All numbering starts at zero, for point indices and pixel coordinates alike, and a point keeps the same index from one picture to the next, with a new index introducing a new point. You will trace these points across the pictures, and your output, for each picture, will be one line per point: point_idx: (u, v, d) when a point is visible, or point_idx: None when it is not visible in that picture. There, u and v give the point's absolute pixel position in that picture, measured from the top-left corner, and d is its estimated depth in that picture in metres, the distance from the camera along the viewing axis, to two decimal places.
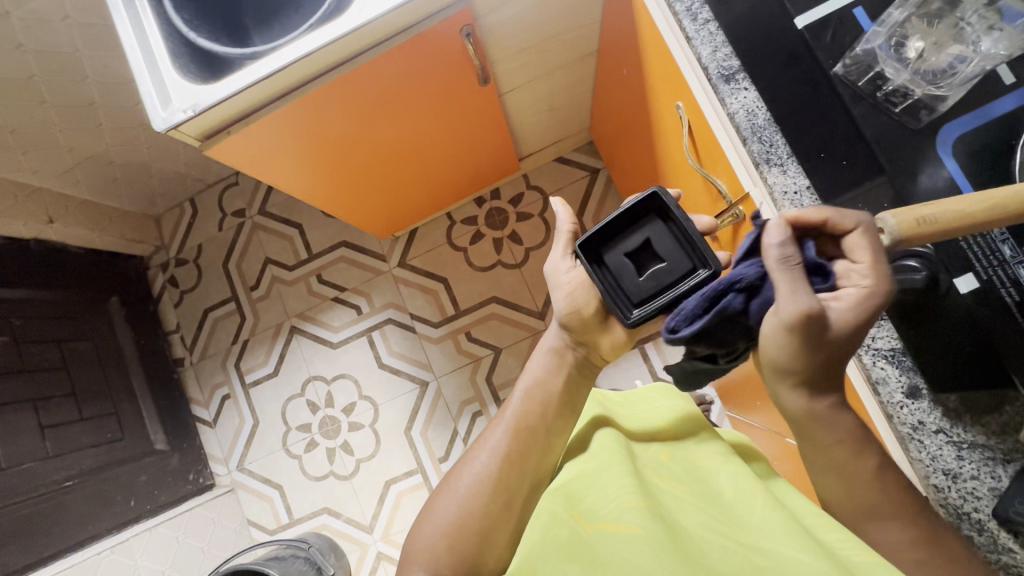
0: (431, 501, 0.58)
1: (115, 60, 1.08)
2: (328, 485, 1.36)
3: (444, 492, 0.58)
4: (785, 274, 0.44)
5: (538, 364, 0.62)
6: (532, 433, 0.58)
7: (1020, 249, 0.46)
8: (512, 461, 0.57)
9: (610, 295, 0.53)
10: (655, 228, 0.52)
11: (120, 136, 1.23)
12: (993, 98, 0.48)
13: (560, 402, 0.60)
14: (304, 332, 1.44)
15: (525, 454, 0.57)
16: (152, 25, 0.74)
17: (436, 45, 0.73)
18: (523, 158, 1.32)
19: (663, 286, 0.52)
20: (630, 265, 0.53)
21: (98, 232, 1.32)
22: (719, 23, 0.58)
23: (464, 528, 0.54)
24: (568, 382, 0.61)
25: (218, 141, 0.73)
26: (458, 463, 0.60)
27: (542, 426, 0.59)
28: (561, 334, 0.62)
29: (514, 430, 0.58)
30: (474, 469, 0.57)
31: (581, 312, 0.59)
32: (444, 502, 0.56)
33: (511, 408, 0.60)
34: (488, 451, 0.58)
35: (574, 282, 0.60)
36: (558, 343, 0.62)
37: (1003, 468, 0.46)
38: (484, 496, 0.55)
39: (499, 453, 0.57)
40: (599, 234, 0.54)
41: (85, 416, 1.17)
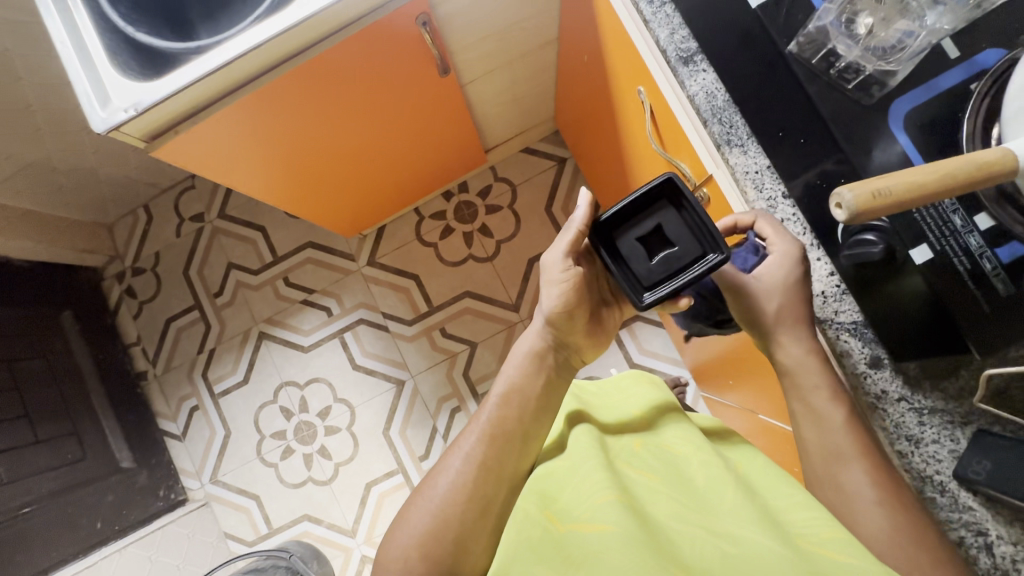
0: (406, 506, 0.57)
1: (49, 60, 1.02)
2: (307, 491, 1.33)
3: (418, 498, 0.56)
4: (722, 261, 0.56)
5: (516, 369, 0.61)
6: (507, 438, 0.57)
7: (970, 219, 0.47)
8: (488, 467, 0.56)
9: (623, 280, 0.54)
10: (666, 214, 0.54)
11: (62, 140, 1.16)
12: (938, 73, 0.49)
13: (535, 406, 0.59)
14: (273, 337, 1.40)
15: (502, 459, 0.56)
16: (85, 19, 0.69)
17: (391, 36, 0.72)
18: (490, 150, 1.30)
19: (673, 270, 0.53)
20: (641, 249, 0.55)
21: (45, 244, 1.25)
22: (674, 5, 0.58)
23: (438, 536, 0.52)
24: (547, 387, 0.61)
25: (165, 140, 0.70)
26: (434, 468, 0.58)
27: (519, 431, 0.58)
28: (543, 336, 0.62)
29: (489, 435, 0.57)
30: (449, 476, 0.55)
31: (570, 313, 0.60)
32: (418, 511, 0.55)
33: (485, 412, 0.59)
34: (462, 458, 0.56)
35: (569, 282, 0.59)
36: (541, 345, 0.62)
37: (961, 431, 0.47)
38: (460, 503, 0.54)
39: (474, 460, 0.56)
40: (610, 223, 0.56)
41: (42, 438, 1.11)
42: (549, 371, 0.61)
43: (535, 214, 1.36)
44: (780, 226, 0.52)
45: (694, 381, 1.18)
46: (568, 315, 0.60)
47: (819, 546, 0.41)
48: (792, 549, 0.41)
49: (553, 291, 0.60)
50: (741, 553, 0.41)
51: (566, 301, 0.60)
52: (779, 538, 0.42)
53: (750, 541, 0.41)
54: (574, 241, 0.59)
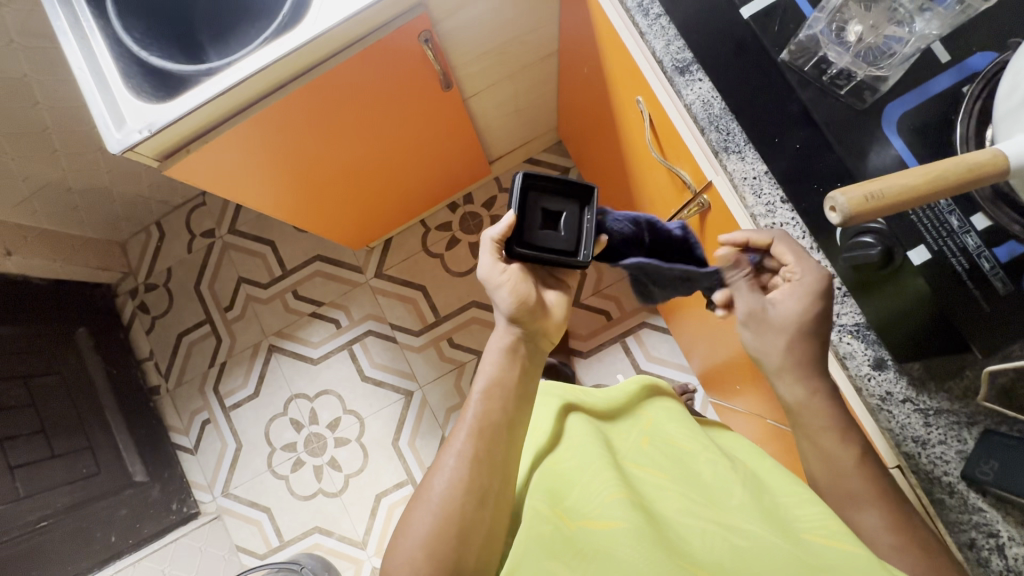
0: (406, 514, 0.57)
1: (66, 84, 1.05)
2: (317, 504, 1.34)
3: (418, 503, 0.56)
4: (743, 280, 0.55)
5: (492, 365, 0.61)
6: (495, 430, 0.58)
7: (966, 220, 0.47)
8: (482, 460, 0.56)
9: (557, 260, 0.57)
10: (541, 197, 0.58)
11: (77, 161, 1.20)
12: (930, 77, 0.50)
13: (514, 396, 0.60)
14: (282, 349, 1.42)
15: (492, 451, 0.57)
16: (100, 44, 0.72)
17: (393, 53, 0.73)
18: (494, 161, 1.32)
19: (583, 229, 0.57)
20: (551, 232, 0.58)
21: (61, 262, 1.29)
22: (670, 17, 0.59)
23: (441, 534, 0.53)
24: (524, 377, 0.61)
25: (177, 160, 0.72)
26: (428, 472, 0.58)
27: (505, 421, 0.58)
28: (511, 330, 0.62)
29: (477, 430, 0.57)
30: (444, 476, 0.56)
31: (526, 302, 0.60)
32: (418, 514, 0.55)
33: (471, 408, 0.59)
34: (455, 456, 0.56)
35: (514, 279, 0.60)
36: (511, 339, 0.62)
37: (968, 431, 0.47)
38: (458, 498, 0.54)
39: (466, 455, 0.56)
40: (513, 229, 0.58)
41: (58, 452, 1.13)
42: (523, 361, 0.62)
43: None
44: (803, 251, 0.50)
45: (702, 388, 1.18)
46: (527, 306, 0.60)
47: (822, 538, 0.42)
48: (795, 544, 0.42)
49: (507, 293, 0.60)
50: (750, 546, 0.41)
51: (520, 296, 0.60)
52: (781, 535, 0.43)
53: (756, 535, 0.42)
54: (492, 250, 0.60)
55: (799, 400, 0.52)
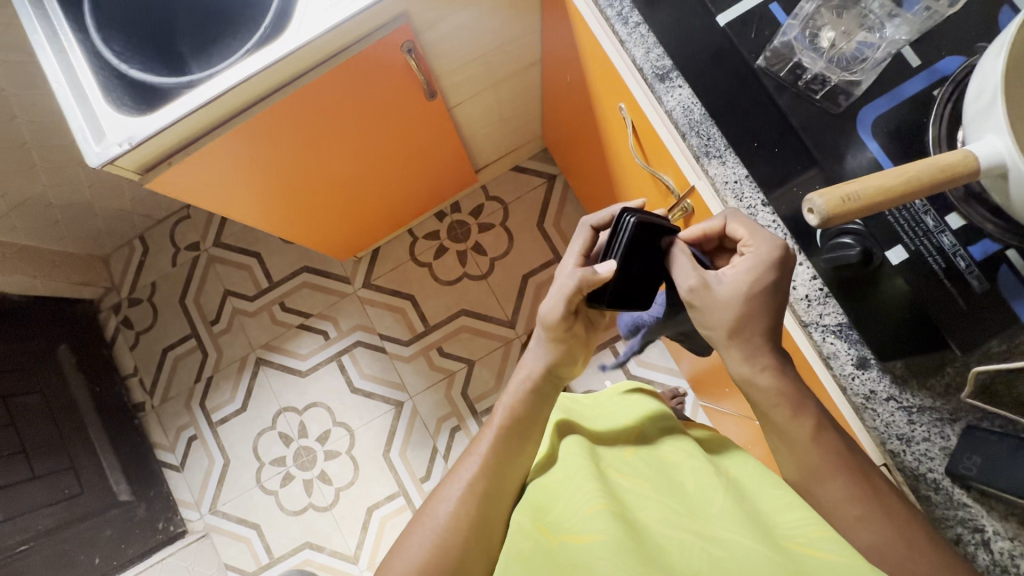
0: (405, 534, 0.56)
1: (45, 98, 1.04)
2: (307, 518, 1.32)
3: (418, 526, 0.56)
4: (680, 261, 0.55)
5: (513, 396, 0.61)
6: (506, 466, 0.58)
7: (942, 219, 0.48)
8: (488, 498, 0.56)
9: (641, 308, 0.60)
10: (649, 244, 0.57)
11: (57, 176, 1.18)
12: (902, 81, 0.51)
13: (530, 429, 0.60)
14: (270, 362, 1.40)
15: (498, 488, 0.56)
16: (79, 58, 0.72)
17: (374, 64, 0.74)
18: (480, 170, 1.32)
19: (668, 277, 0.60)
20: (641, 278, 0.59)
21: (41, 278, 1.26)
22: (649, 25, 0.60)
23: (439, 562, 0.52)
24: (540, 408, 0.61)
25: (159, 173, 0.71)
26: (431, 497, 0.58)
27: (515, 456, 0.58)
28: (540, 362, 0.61)
29: (488, 465, 0.57)
30: (448, 503, 0.55)
31: (566, 354, 0.60)
32: (418, 537, 0.54)
33: (486, 441, 0.59)
34: (463, 489, 0.56)
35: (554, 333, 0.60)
36: (538, 378, 0.61)
37: (950, 427, 0.48)
38: (461, 534, 0.53)
39: (473, 491, 0.56)
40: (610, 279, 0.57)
41: (38, 474, 1.10)
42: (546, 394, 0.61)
43: (528, 230, 1.38)
44: (756, 228, 0.51)
45: (692, 392, 1.19)
46: (566, 359, 0.61)
47: (805, 548, 0.42)
48: (779, 552, 0.41)
49: (549, 344, 0.60)
50: (730, 557, 0.41)
51: (561, 351, 0.60)
52: (766, 540, 0.42)
53: (737, 545, 0.42)
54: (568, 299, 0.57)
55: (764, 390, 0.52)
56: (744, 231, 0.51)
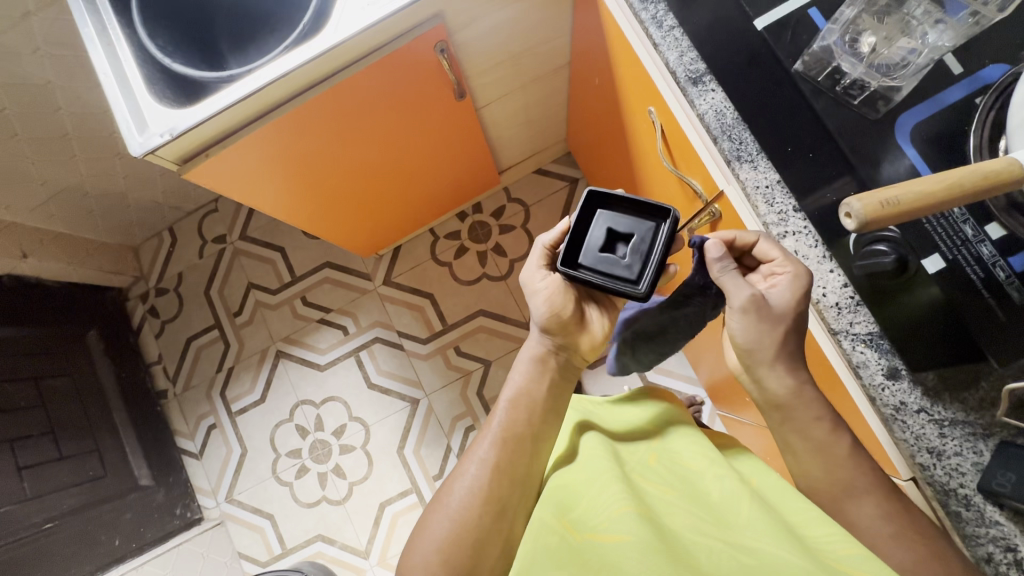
0: (423, 519, 0.57)
1: (89, 91, 1.07)
2: (320, 511, 1.33)
3: (437, 507, 0.56)
4: (727, 279, 0.53)
5: (521, 374, 0.62)
6: (520, 441, 0.58)
7: (981, 229, 0.48)
8: (503, 471, 0.56)
9: (610, 285, 0.54)
10: (608, 217, 0.55)
11: (95, 166, 1.22)
12: (943, 88, 0.50)
13: (542, 407, 0.60)
14: (290, 355, 1.42)
15: (514, 463, 0.57)
16: (125, 51, 0.74)
17: (409, 62, 0.75)
18: (504, 171, 1.33)
19: (645, 255, 0.54)
20: (606, 255, 0.55)
21: (75, 265, 1.31)
22: (683, 29, 0.60)
23: (458, 538, 0.53)
24: (552, 390, 0.61)
25: (196, 164, 0.73)
26: (450, 477, 0.58)
27: (530, 433, 0.58)
28: (543, 340, 0.62)
29: (501, 439, 0.57)
30: (466, 481, 0.56)
31: (559, 316, 0.61)
32: (437, 517, 0.55)
33: (496, 418, 0.59)
34: (477, 465, 0.56)
35: (551, 287, 0.62)
36: (545, 351, 0.62)
37: (984, 443, 0.47)
38: (476, 508, 0.54)
39: (488, 463, 0.56)
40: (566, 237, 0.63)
41: (64, 454, 1.14)
42: (551, 373, 0.62)
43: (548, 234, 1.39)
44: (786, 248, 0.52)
45: (709, 401, 1.17)
46: (559, 320, 0.61)
47: (837, 562, 0.41)
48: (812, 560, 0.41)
49: (545, 301, 0.61)
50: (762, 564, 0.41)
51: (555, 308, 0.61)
52: (784, 542, 0.42)
53: (770, 555, 0.41)
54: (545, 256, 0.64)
55: (793, 393, 0.51)
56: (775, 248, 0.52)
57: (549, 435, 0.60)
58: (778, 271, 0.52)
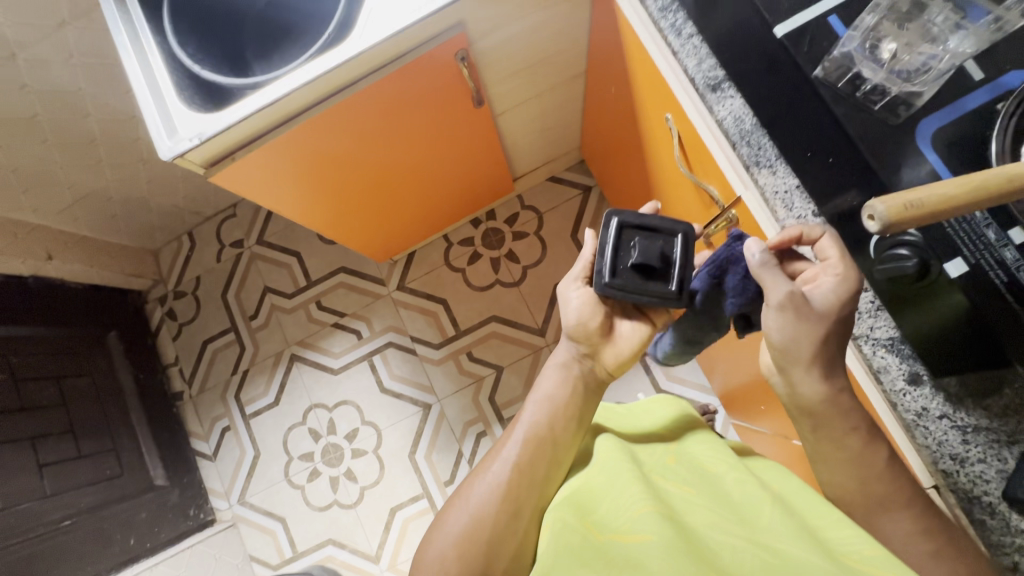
0: (441, 515, 0.58)
1: (117, 98, 1.10)
2: (332, 515, 1.34)
3: (457, 503, 0.57)
4: (767, 274, 0.51)
5: (550, 381, 0.64)
6: (542, 444, 0.58)
7: (1005, 234, 0.46)
8: (523, 471, 0.56)
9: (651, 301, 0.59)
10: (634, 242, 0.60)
11: (120, 171, 1.25)
12: (965, 94, 0.50)
13: (571, 415, 0.61)
14: (304, 359, 1.44)
15: (535, 465, 0.57)
16: (157, 60, 0.77)
17: (431, 69, 0.77)
18: (518, 179, 1.34)
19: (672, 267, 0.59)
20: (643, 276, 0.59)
21: (97, 268, 1.34)
22: (702, 38, 0.62)
23: (473, 533, 0.53)
24: (578, 399, 0.62)
25: (222, 167, 0.75)
26: (470, 476, 0.59)
27: (552, 438, 0.59)
28: (571, 348, 0.66)
29: (524, 441, 0.58)
30: (484, 479, 0.57)
31: (587, 326, 0.65)
32: (456, 512, 0.56)
33: (522, 421, 0.61)
34: (499, 464, 0.57)
35: (584, 298, 0.65)
36: (568, 358, 0.65)
37: (1008, 451, 0.46)
38: (494, 505, 0.54)
39: (510, 463, 0.57)
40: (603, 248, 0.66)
41: (83, 453, 1.15)
42: (577, 381, 0.64)
43: (562, 241, 1.39)
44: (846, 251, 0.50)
45: (723, 409, 1.17)
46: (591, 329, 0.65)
47: (862, 563, 0.41)
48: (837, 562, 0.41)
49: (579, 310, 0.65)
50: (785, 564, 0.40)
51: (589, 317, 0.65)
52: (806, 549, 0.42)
53: (793, 556, 0.41)
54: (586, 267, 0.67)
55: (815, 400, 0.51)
56: (835, 249, 0.50)
57: (569, 446, 0.60)
58: (828, 272, 0.50)
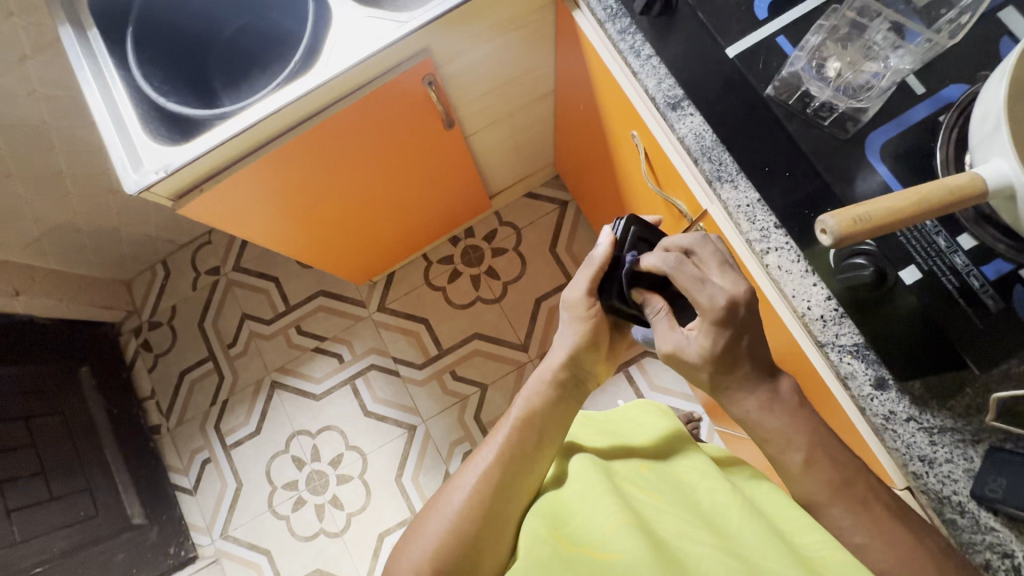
0: (414, 523, 0.57)
1: (82, 130, 1.09)
2: (318, 544, 1.31)
3: (431, 513, 0.56)
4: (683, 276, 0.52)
5: (532, 393, 0.62)
6: (523, 459, 0.58)
7: (953, 240, 0.49)
8: (503, 488, 0.56)
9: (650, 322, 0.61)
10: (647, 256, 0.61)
11: (88, 203, 1.23)
12: (908, 107, 0.53)
13: (551, 427, 0.61)
14: (285, 385, 1.41)
15: (515, 479, 0.57)
16: (121, 92, 0.76)
17: (400, 96, 0.77)
18: (494, 196, 1.35)
19: None
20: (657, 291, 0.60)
21: (67, 302, 1.30)
22: (660, 58, 0.62)
23: (449, 547, 0.53)
24: (560, 411, 0.62)
25: (191, 199, 0.75)
26: (446, 486, 0.59)
27: (533, 453, 0.59)
28: (564, 363, 0.63)
29: (504, 455, 0.58)
30: (461, 489, 0.57)
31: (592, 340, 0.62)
32: (430, 523, 0.55)
33: (501, 433, 0.60)
34: (477, 477, 0.56)
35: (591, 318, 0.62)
36: (555, 369, 0.63)
37: (973, 449, 0.48)
38: (472, 521, 0.54)
39: (489, 478, 0.56)
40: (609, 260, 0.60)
41: (55, 495, 1.12)
42: (562, 393, 0.62)
43: (540, 255, 1.40)
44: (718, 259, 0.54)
45: (707, 416, 1.17)
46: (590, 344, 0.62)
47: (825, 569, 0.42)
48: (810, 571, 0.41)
49: (577, 327, 0.62)
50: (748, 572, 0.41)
51: (586, 335, 0.62)
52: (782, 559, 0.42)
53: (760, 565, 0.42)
54: (595, 275, 0.60)
55: (786, 409, 0.51)
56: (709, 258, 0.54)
57: (549, 459, 0.60)
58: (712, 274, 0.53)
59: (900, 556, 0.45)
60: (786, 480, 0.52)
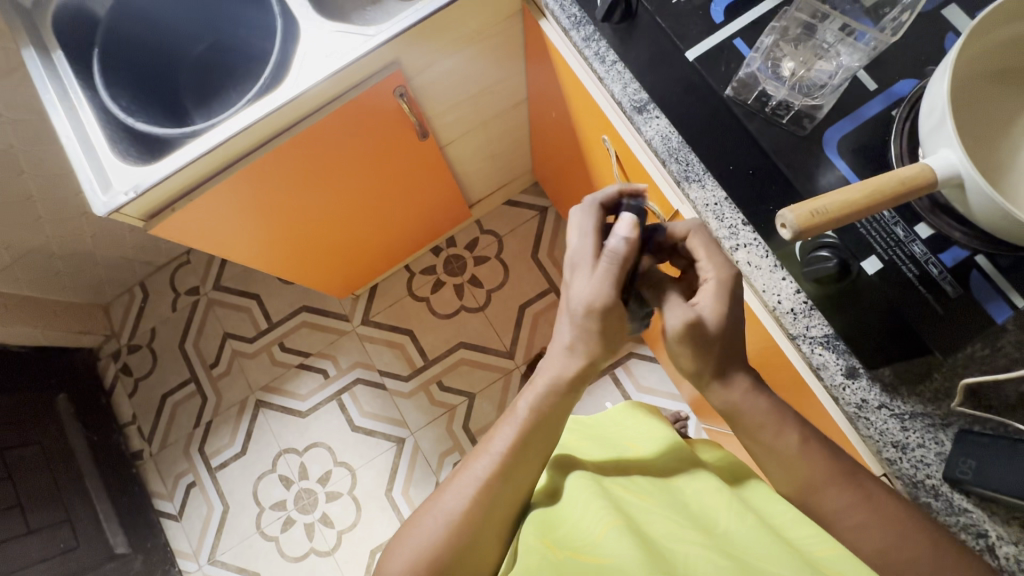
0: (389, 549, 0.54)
1: (52, 153, 1.07)
2: (309, 564, 1.29)
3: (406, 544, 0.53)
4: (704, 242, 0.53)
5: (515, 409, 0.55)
6: (505, 486, 0.54)
7: (911, 229, 0.51)
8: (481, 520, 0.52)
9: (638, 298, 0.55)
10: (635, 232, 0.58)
11: (61, 227, 1.21)
12: (861, 104, 0.55)
13: (535, 447, 0.55)
14: (270, 404, 1.39)
15: (495, 508, 0.53)
16: (88, 114, 0.75)
17: (371, 108, 0.78)
18: (473, 205, 1.36)
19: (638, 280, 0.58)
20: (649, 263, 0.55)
21: (42, 328, 1.28)
22: (625, 62, 0.63)
23: None
24: (545, 427, 0.55)
25: (163, 218, 0.74)
26: (420, 509, 0.55)
27: (515, 478, 0.54)
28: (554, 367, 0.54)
29: (484, 485, 0.53)
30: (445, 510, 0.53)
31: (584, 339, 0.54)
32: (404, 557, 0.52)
33: (480, 457, 0.54)
34: (454, 509, 0.52)
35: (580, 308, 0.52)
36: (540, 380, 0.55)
37: (943, 433, 0.49)
38: (450, 558, 0.51)
39: (467, 511, 0.52)
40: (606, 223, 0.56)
41: (33, 528, 1.08)
42: (547, 407, 0.55)
43: (522, 262, 1.41)
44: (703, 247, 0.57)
45: (694, 415, 1.18)
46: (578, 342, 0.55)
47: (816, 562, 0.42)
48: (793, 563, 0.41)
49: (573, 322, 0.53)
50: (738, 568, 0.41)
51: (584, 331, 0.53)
52: (765, 553, 0.43)
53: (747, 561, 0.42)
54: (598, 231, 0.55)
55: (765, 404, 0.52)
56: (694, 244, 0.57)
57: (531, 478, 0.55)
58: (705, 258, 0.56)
59: (879, 542, 0.46)
60: (769, 473, 0.52)
